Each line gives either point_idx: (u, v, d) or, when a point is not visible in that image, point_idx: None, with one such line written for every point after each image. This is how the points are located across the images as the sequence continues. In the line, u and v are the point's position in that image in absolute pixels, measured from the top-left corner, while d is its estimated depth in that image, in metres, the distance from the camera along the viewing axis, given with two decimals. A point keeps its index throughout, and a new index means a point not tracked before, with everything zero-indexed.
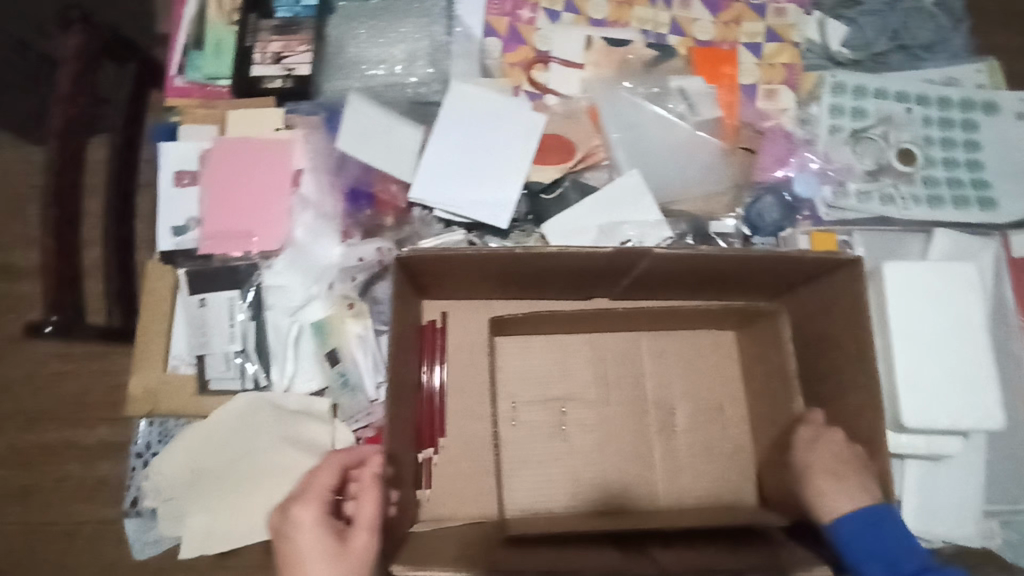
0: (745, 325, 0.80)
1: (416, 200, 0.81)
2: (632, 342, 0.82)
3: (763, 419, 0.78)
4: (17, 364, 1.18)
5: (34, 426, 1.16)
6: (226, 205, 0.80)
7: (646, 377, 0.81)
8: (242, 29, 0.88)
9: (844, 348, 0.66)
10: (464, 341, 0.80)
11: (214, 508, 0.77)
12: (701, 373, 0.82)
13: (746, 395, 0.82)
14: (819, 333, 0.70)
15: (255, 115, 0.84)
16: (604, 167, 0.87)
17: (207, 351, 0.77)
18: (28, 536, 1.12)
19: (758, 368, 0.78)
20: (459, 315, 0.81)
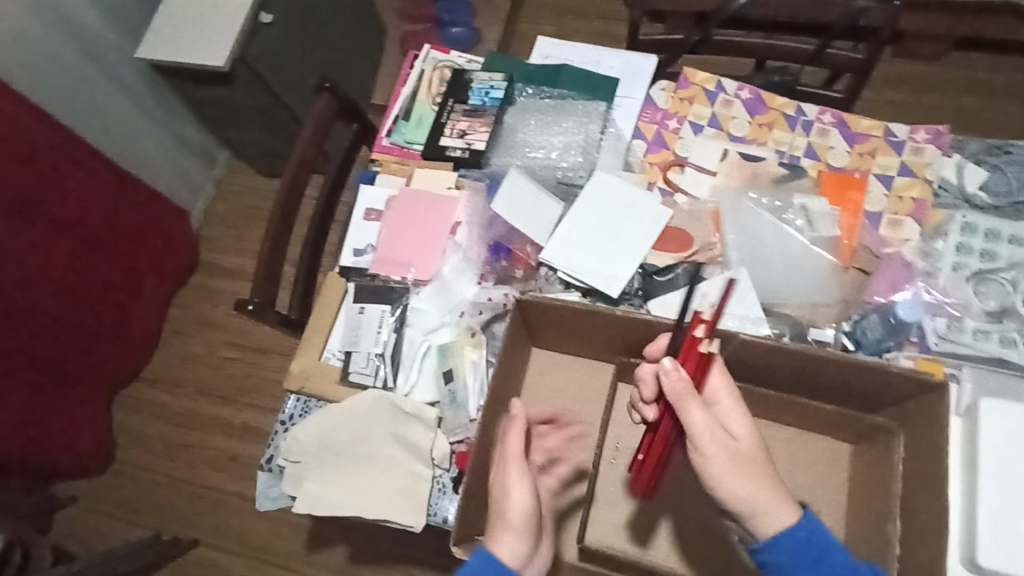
0: (860, 442, 0.82)
1: (545, 260, 0.96)
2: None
3: (856, 539, 0.77)
4: (173, 350, 1.92)
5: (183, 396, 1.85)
6: (398, 239, 1.01)
7: None
8: (441, 110, 1.11)
9: (937, 485, 0.67)
10: (565, 388, 0.92)
11: (326, 480, 0.90)
12: (807, 473, 0.84)
13: (843, 508, 0.81)
14: (925, 469, 0.70)
15: (435, 175, 1.05)
16: (717, 262, 0.97)
17: (356, 349, 0.95)
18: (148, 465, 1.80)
19: (863, 484, 0.79)
20: (561, 364, 0.93)
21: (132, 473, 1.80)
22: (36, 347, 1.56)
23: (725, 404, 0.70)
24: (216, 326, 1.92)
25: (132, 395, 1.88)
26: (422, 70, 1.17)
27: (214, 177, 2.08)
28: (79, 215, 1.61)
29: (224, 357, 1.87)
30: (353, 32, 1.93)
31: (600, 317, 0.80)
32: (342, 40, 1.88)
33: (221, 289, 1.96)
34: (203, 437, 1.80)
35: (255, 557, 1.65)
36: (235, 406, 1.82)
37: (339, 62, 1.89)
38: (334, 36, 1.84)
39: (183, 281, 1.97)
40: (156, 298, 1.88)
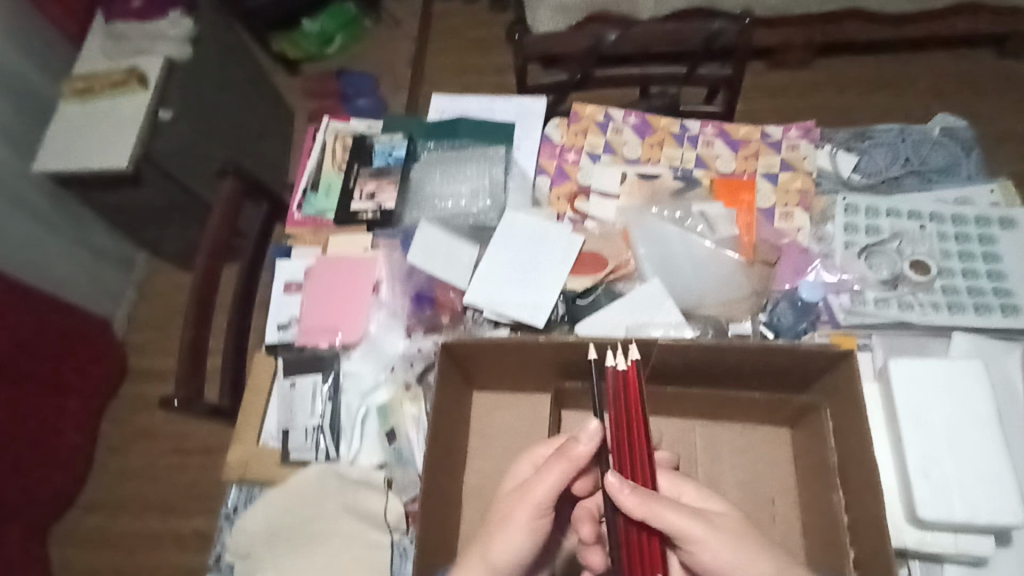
0: (797, 422, 0.84)
1: (469, 303, 0.98)
2: (687, 430, 0.89)
3: (812, 518, 0.79)
4: (109, 468, 1.80)
5: (126, 516, 1.73)
6: (321, 307, 1.00)
7: (697, 462, 0.87)
8: (347, 175, 1.13)
9: (865, 447, 0.70)
10: (511, 424, 0.92)
11: (281, 569, 0.85)
12: (755, 462, 0.86)
13: (796, 490, 0.83)
14: (852, 436, 0.73)
15: (350, 239, 1.07)
16: (634, 277, 1.01)
17: (292, 426, 0.93)
18: None
19: (806, 462, 0.82)
20: (503, 402, 0.93)
21: None
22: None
23: (688, 495, 0.73)
24: (153, 435, 1.82)
25: (69, 527, 1.74)
26: (324, 142, 1.19)
27: (134, 282, 2.02)
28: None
29: (167, 465, 1.78)
30: (259, 119, 1.95)
31: (526, 346, 0.81)
32: (249, 128, 1.90)
33: (154, 394, 1.87)
34: (153, 556, 1.68)
35: None
36: (185, 516, 1.72)
37: (249, 149, 1.90)
38: (240, 125, 1.86)
39: (112, 393, 1.87)
40: (84, 417, 1.78)
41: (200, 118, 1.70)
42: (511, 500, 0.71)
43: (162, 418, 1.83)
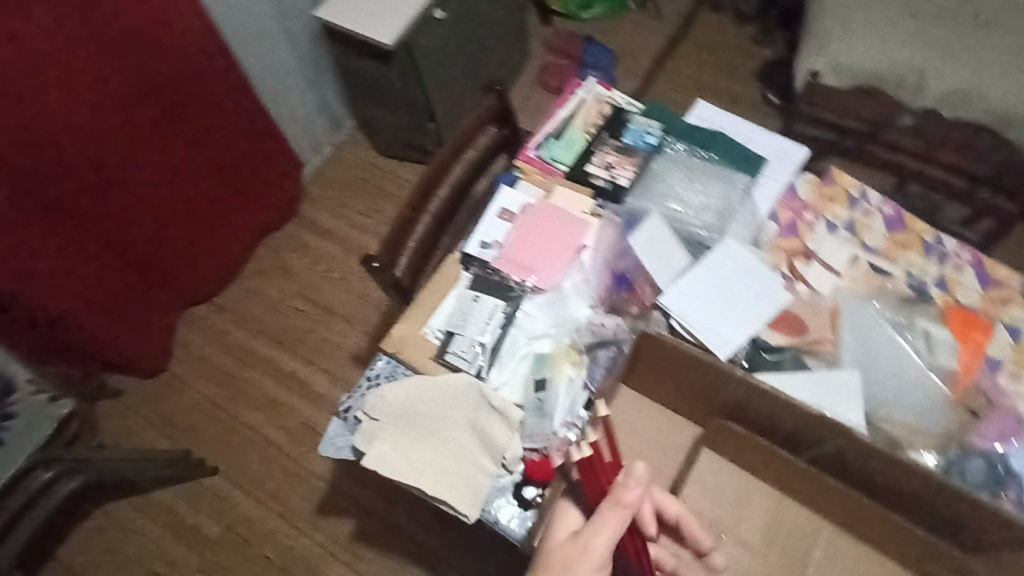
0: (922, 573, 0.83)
1: (662, 304, 0.99)
2: (812, 527, 0.86)
3: None
4: (248, 285, 2.00)
5: (245, 332, 1.93)
6: (526, 244, 1.06)
7: (812, 561, 0.85)
8: (594, 139, 1.18)
9: None
10: (647, 432, 0.93)
11: (398, 447, 0.92)
12: None
13: None
14: None
15: (575, 197, 1.10)
16: (826, 358, 0.97)
17: (460, 332, 1.00)
18: (192, 384, 1.87)
19: None
20: (646, 409, 0.94)
21: (175, 387, 1.86)
22: (135, 240, 1.61)
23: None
24: (295, 275, 2.00)
25: (200, 317, 1.96)
26: (582, 99, 1.23)
27: (334, 142, 2.20)
28: (214, 133, 1.67)
29: (294, 307, 1.96)
30: (498, 51, 2.09)
31: (718, 370, 0.84)
32: (487, 56, 2.04)
33: (310, 244, 2.05)
34: (252, 376, 1.87)
35: (266, 504, 1.71)
36: (290, 355, 1.89)
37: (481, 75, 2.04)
38: (482, 50, 2.00)
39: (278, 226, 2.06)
40: (248, 237, 1.95)
41: (458, 29, 1.86)
42: (562, 546, 0.74)
43: (307, 266, 2.01)
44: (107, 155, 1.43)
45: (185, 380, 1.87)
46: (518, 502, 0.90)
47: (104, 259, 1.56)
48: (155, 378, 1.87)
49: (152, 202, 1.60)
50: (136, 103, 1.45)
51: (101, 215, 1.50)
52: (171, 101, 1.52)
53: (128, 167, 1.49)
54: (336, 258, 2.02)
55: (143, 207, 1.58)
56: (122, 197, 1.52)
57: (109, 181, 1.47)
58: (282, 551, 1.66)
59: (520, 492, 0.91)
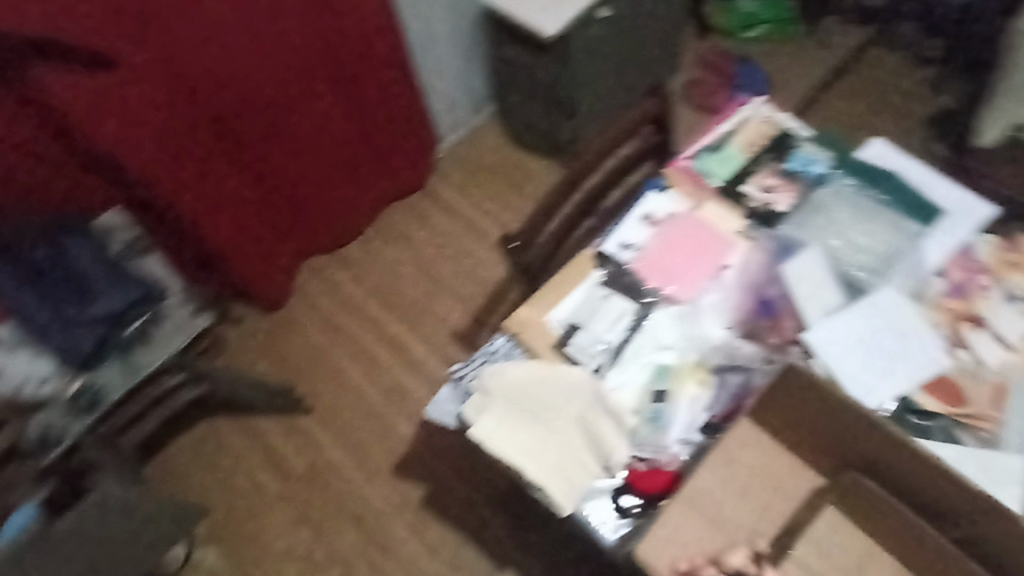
0: None
1: (805, 340, 0.94)
2: None
3: None
4: (367, 244, 2.08)
5: (358, 287, 2.02)
6: (667, 253, 1.03)
7: None
8: (754, 158, 1.12)
9: None
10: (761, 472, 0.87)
11: (505, 426, 0.93)
12: None
13: None
14: None
15: (726, 214, 1.07)
16: (981, 435, 0.88)
17: (585, 327, 0.99)
18: (302, 326, 1.98)
19: None
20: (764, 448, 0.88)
21: (286, 326, 1.98)
22: (286, 185, 1.74)
23: None
24: (413, 244, 2.07)
25: (318, 266, 2.05)
26: (747, 115, 1.16)
27: (471, 123, 2.25)
28: (375, 99, 1.75)
29: (407, 273, 2.03)
30: (650, 58, 2.06)
31: (865, 421, 0.80)
32: (638, 62, 2.02)
33: (431, 216, 2.11)
34: (357, 330, 1.96)
35: (348, 452, 1.79)
36: (395, 318, 1.96)
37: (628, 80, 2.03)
38: (635, 55, 1.99)
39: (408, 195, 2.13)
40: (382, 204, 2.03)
41: (616, 30, 1.86)
42: None
43: (425, 237, 2.08)
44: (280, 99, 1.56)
45: (296, 321, 1.99)
46: (616, 508, 0.88)
47: (250, 197, 1.67)
48: (271, 314, 1.99)
49: (307, 152, 1.72)
50: (316, 60, 1.56)
51: (259, 153, 1.62)
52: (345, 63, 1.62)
53: (290, 114, 1.60)
54: (453, 235, 2.08)
55: (290, 154, 1.68)
56: (284, 142, 1.65)
57: (276, 124, 1.60)
58: (357, 501, 1.73)
59: (619, 498, 0.89)
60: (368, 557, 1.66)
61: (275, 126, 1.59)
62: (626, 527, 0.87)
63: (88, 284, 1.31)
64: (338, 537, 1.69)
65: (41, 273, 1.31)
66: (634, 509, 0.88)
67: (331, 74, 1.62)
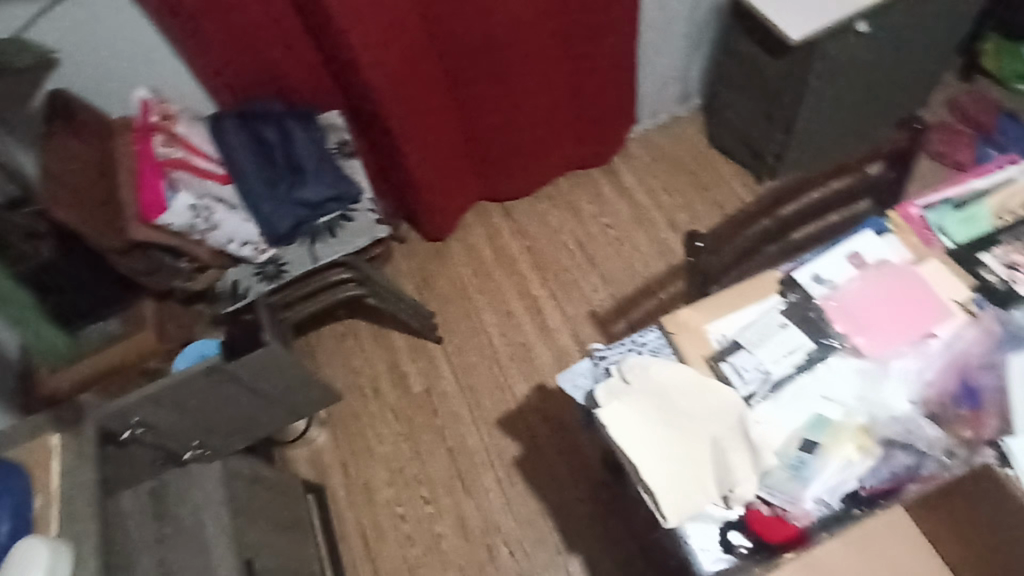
0: None
1: (1003, 445, 0.81)
2: None
3: None
4: (536, 204, 2.11)
5: (516, 242, 2.07)
6: (866, 301, 0.93)
7: None
8: (1005, 229, 0.97)
9: None
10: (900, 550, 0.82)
11: (636, 419, 0.90)
12: None
13: None
14: None
15: (950, 280, 0.94)
16: None
17: (749, 350, 0.93)
18: (455, 262, 2.07)
19: None
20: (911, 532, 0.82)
21: (441, 258, 2.08)
22: (488, 127, 1.83)
23: None
24: (579, 216, 2.07)
25: (486, 212, 2.13)
26: (1011, 178, 1.01)
27: (672, 113, 2.18)
28: (590, 62, 1.80)
29: (565, 242, 2.04)
30: (894, 89, 1.84)
31: None
32: (880, 91, 1.82)
33: (605, 194, 2.09)
34: (503, 281, 2.01)
35: (463, 393, 1.87)
36: (541, 281, 1.99)
37: (862, 108, 1.84)
38: (879, 83, 1.79)
39: (588, 168, 2.12)
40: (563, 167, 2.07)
41: (870, 51, 1.68)
42: None
43: (593, 213, 2.07)
44: (509, 45, 1.64)
45: (451, 256, 2.09)
46: (721, 541, 0.83)
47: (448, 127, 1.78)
48: (431, 243, 2.11)
49: (516, 101, 1.79)
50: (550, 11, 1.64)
51: (474, 91, 1.73)
52: (574, 19, 1.69)
53: (513, 61, 1.68)
54: (621, 219, 2.04)
55: (496, 96, 1.76)
56: (500, 87, 1.73)
57: (499, 68, 1.69)
58: (456, 437, 1.81)
59: (728, 532, 0.83)
60: (451, 491, 1.74)
61: (494, 69, 1.68)
62: (731, 564, 0.81)
63: (303, 170, 1.47)
64: (432, 463, 1.79)
65: (270, 149, 1.49)
66: (740, 549, 0.82)
67: (554, 29, 1.69)
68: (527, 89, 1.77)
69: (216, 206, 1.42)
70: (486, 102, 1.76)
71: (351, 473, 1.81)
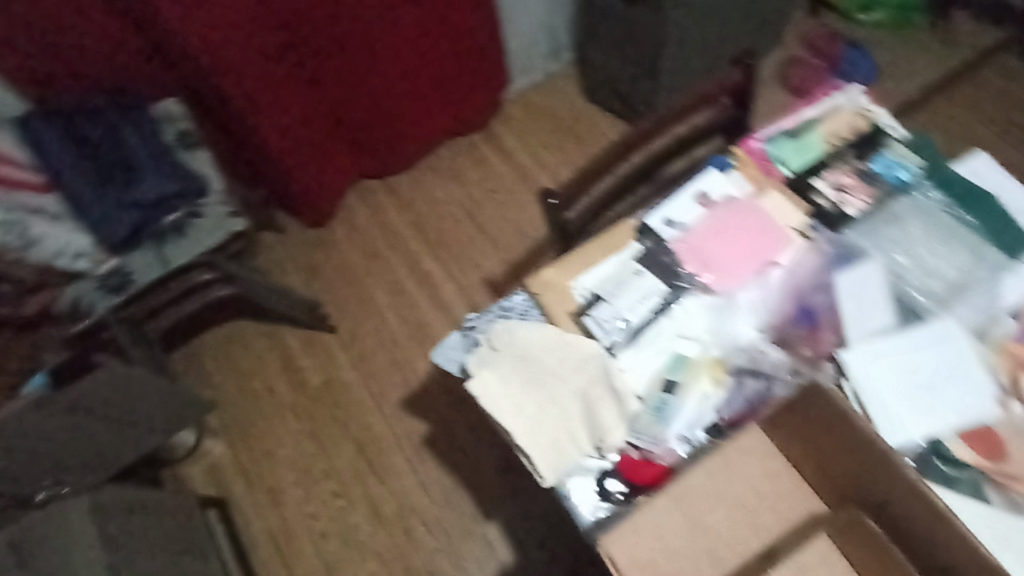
0: None
1: (840, 359, 0.86)
2: None
3: None
4: (417, 177, 2.05)
5: (401, 218, 2.00)
6: (712, 238, 0.96)
7: None
8: (834, 153, 1.02)
9: None
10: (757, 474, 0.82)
11: (506, 384, 0.89)
12: None
13: None
14: None
15: (787, 208, 0.97)
16: (1013, 497, 0.79)
17: (608, 301, 0.93)
18: (340, 246, 1.98)
19: None
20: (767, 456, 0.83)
21: (325, 244, 1.99)
22: (347, 98, 1.73)
23: None
24: (462, 184, 2.02)
25: (367, 190, 2.05)
26: (839, 104, 1.06)
27: (546, 69, 2.15)
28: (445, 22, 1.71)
29: (450, 212, 1.99)
30: (748, 26, 1.89)
31: (884, 460, 0.72)
32: (734, 30, 1.86)
33: (486, 159, 2.05)
34: (392, 260, 1.95)
35: (364, 380, 1.81)
36: (431, 255, 1.94)
37: (719, 49, 1.87)
38: (732, 22, 1.83)
39: (466, 134, 2.07)
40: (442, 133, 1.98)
41: None
42: None
43: (475, 179, 2.03)
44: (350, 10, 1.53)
45: (335, 240, 2.00)
46: (598, 490, 0.85)
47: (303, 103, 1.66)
48: (313, 229, 2.01)
49: (372, 68, 1.69)
50: None
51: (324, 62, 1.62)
52: None
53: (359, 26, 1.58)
54: (504, 182, 2.01)
55: (350, 66, 1.65)
56: (350, 54, 1.63)
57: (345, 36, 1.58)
58: (361, 426, 1.76)
59: (604, 481, 0.85)
60: (362, 481, 1.70)
61: (340, 37, 1.58)
62: (607, 511, 0.84)
63: (135, 167, 1.34)
64: (339, 456, 1.74)
65: (94, 146, 1.35)
66: (616, 495, 0.84)
67: None
68: (381, 54, 1.67)
69: (32, 219, 1.30)
70: (339, 72, 1.66)
71: (254, 479, 1.73)
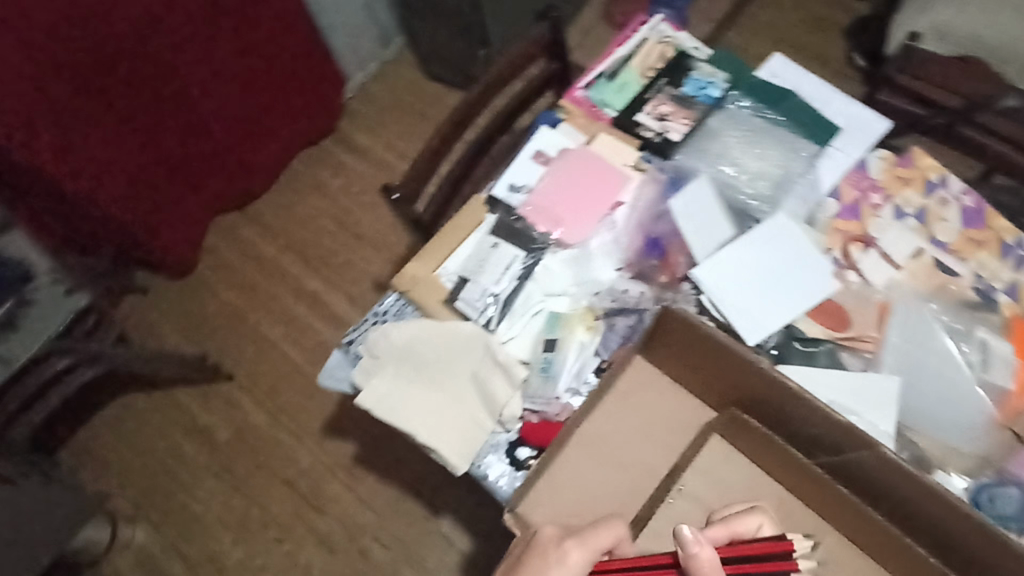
0: None
1: (694, 277, 0.92)
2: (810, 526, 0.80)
3: None
4: (277, 198, 1.95)
5: (270, 244, 1.91)
6: (558, 193, 0.98)
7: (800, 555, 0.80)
8: (650, 84, 1.06)
9: None
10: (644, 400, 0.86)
11: (395, 386, 0.88)
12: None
13: None
14: None
15: (619, 147, 1.01)
16: (865, 357, 0.90)
17: (474, 279, 0.94)
18: (214, 290, 1.87)
19: None
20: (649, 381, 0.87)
21: (198, 292, 1.87)
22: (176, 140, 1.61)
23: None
24: (325, 193, 1.95)
25: (227, 225, 1.93)
26: (645, 37, 1.10)
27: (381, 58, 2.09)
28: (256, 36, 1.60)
29: (320, 225, 1.92)
30: None
31: (739, 357, 0.77)
32: None
33: (344, 163, 1.98)
34: (273, 289, 1.86)
35: (277, 418, 1.74)
36: (313, 274, 1.87)
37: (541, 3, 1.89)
38: None
39: (316, 142, 1.99)
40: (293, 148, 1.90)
41: None
42: None
43: (338, 186, 1.96)
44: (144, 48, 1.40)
45: (207, 285, 1.88)
46: (509, 460, 0.87)
47: (127, 155, 1.53)
48: (179, 280, 1.88)
49: (191, 102, 1.57)
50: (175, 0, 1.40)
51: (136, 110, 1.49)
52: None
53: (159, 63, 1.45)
54: (367, 181, 1.96)
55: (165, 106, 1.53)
56: (161, 94, 1.50)
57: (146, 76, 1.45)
58: (288, 464, 1.70)
59: (513, 451, 0.87)
60: (303, 518, 1.65)
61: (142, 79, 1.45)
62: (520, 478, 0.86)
63: None
64: (272, 501, 1.67)
65: None
66: (528, 461, 0.86)
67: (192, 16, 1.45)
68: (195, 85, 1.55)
69: None
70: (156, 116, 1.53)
71: (189, 552, 1.63)
